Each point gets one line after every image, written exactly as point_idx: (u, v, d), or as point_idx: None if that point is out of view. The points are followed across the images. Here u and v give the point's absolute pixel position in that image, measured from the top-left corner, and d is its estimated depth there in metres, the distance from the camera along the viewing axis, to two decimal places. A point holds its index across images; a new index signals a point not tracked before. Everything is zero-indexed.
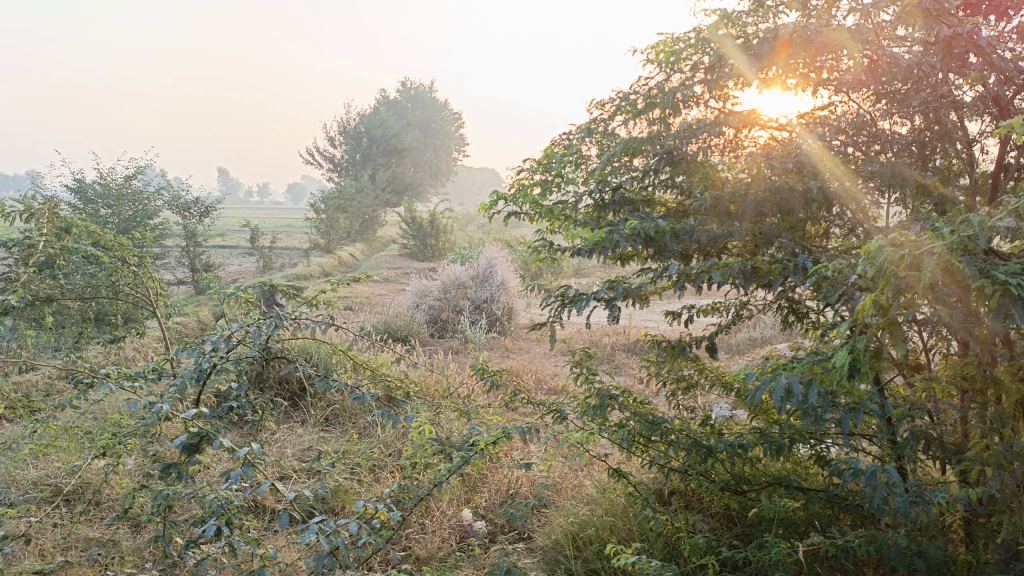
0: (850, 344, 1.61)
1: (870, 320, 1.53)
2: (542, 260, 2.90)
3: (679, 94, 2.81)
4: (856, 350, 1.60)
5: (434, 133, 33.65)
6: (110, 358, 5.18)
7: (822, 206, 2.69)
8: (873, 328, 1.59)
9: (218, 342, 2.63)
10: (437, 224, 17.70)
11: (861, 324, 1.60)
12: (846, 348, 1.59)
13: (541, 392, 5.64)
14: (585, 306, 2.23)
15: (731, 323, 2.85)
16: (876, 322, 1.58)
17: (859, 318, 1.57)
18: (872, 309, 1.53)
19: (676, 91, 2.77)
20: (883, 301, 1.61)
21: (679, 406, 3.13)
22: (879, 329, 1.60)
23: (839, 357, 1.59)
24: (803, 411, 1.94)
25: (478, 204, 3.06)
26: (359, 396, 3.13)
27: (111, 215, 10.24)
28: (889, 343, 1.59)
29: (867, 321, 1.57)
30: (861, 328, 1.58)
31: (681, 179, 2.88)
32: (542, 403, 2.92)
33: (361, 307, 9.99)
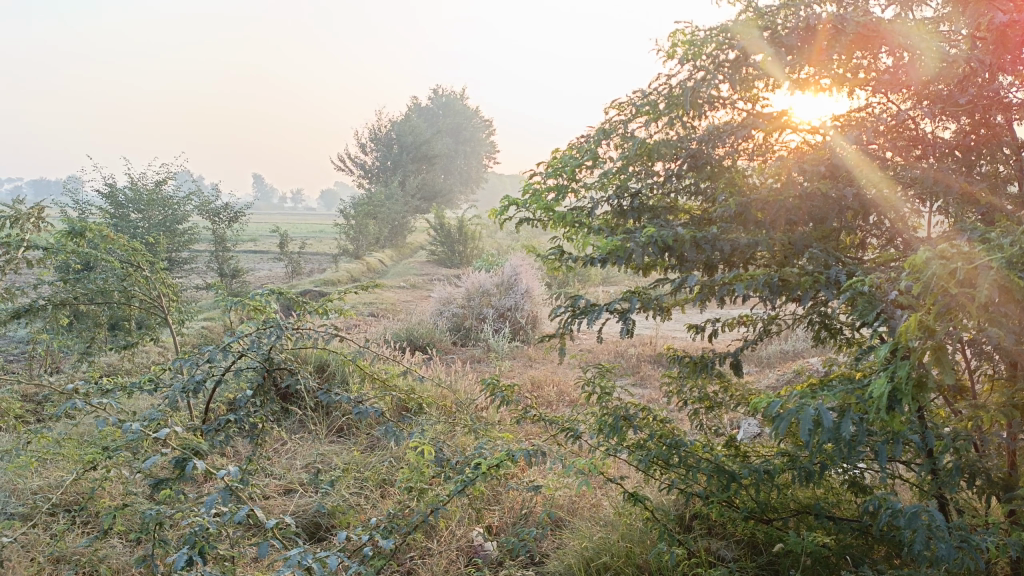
0: (890, 372, 1.44)
1: (914, 344, 1.37)
2: (555, 270, 2.74)
3: (704, 95, 2.64)
4: (897, 378, 1.43)
5: (465, 140, 33.68)
6: (126, 363, 5.12)
7: (857, 216, 2.51)
8: (916, 353, 1.41)
9: (214, 354, 2.52)
10: (466, 231, 17.63)
11: (903, 348, 1.43)
12: (885, 376, 1.43)
13: (563, 404, 5.48)
14: (595, 319, 2.07)
15: (759, 339, 2.67)
16: (921, 346, 1.41)
17: (901, 342, 1.40)
18: (917, 332, 1.36)
19: (702, 91, 2.61)
20: (929, 323, 1.43)
21: (703, 426, 2.95)
22: (924, 355, 1.42)
23: (877, 386, 1.42)
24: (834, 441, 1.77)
25: (490, 210, 2.91)
26: (362, 411, 2.90)
27: (141, 220, 10.28)
28: (935, 371, 1.42)
29: (910, 345, 1.40)
30: (902, 353, 1.41)
31: (705, 185, 2.72)
32: (554, 420, 2.76)
33: (385, 313, 9.92)
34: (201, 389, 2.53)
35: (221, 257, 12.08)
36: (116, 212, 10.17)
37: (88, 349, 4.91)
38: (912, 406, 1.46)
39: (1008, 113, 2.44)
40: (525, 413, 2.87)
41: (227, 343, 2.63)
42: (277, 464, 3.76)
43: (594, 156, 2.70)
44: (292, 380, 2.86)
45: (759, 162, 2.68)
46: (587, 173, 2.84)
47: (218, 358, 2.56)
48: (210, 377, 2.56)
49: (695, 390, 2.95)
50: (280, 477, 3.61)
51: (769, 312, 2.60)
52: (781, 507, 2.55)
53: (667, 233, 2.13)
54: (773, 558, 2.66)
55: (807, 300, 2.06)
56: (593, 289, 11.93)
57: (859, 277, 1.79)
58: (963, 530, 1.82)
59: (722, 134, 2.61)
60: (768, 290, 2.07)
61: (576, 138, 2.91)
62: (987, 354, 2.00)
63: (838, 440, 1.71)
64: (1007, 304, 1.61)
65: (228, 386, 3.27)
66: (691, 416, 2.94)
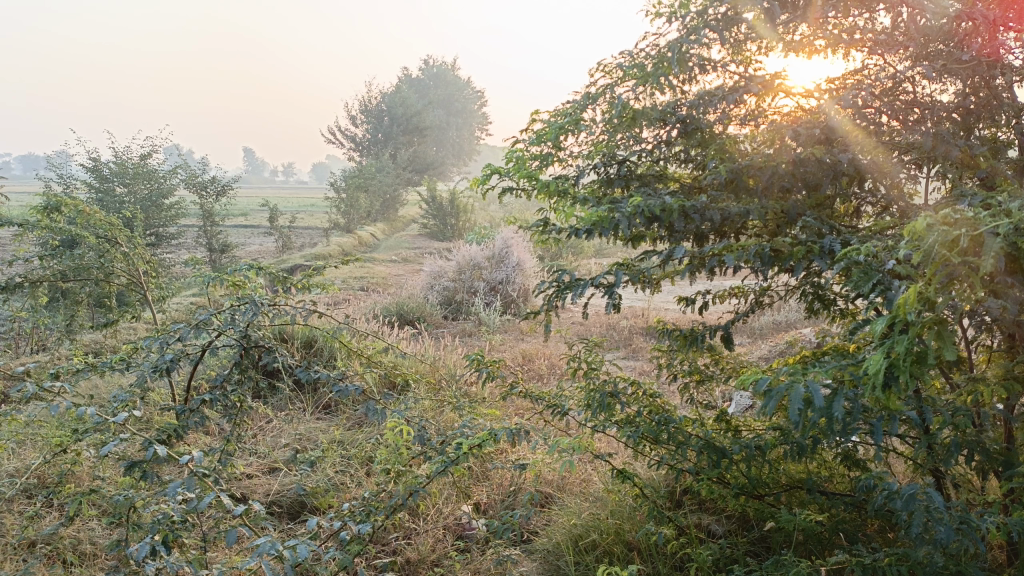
0: (887, 347, 1.35)
1: (914, 318, 1.27)
2: (540, 241, 2.65)
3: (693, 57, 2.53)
4: (894, 354, 1.34)
5: (456, 112, 33.35)
6: (109, 342, 5.02)
7: (851, 182, 2.42)
8: (916, 327, 1.31)
9: (184, 332, 2.44)
10: (457, 203, 17.49)
11: (901, 321, 1.34)
12: (882, 352, 1.33)
13: (554, 378, 5.43)
14: (579, 293, 1.97)
15: (750, 312, 2.59)
16: (920, 319, 1.31)
17: (899, 315, 1.30)
18: (916, 304, 1.26)
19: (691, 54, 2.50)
20: (930, 294, 1.34)
21: (693, 400, 2.89)
22: (924, 329, 1.33)
23: (873, 363, 1.32)
24: (825, 418, 1.69)
25: (472, 180, 2.81)
26: (342, 389, 2.76)
27: (127, 194, 10.10)
28: (935, 345, 1.32)
29: (909, 318, 1.30)
30: (900, 327, 1.31)
31: (695, 152, 2.61)
32: (540, 397, 2.69)
33: (376, 287, 9.84)
34: (172, 368, 2.46)
35: (210, 232, 11.95)
36: (101, 187, 10.02)
37: (70, 327, 4.82)
38: (910, 383, 1.37)
39: (1009, 74, 2.35)
40: (511, 389, 2.80)
41: (198, 321, 2.55)
42: (261, 442, 3.69)
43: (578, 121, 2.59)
44: (269, 357, 2.77)
45: (751, 128, 2.57)
46: (571, 139, 2.73)
47: (190, 336, 2.48)
48: (181, 356, 2.48)
49: (686, 363, 2.88)
50: (264, 455, 3.55)
51: (759, 283, 2.51)
52: (771, 483, 2.48)
53: (654, 202, 2.03)
54: (765, 534, 2.61)
55: (799, 270, 1.96)
56: (586, 262, 11.86)
57: (854, 246, 1.69)
58: (962, 508, 1.75)
59: (713, 99, 2.51)
60: (758, 262, 1.95)
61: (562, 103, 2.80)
62: (987, 325, 1.92)
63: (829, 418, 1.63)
64: (1011, 273, 1.52)
65: (207, 364, 3.18)
66: (681, 390, 2.87)
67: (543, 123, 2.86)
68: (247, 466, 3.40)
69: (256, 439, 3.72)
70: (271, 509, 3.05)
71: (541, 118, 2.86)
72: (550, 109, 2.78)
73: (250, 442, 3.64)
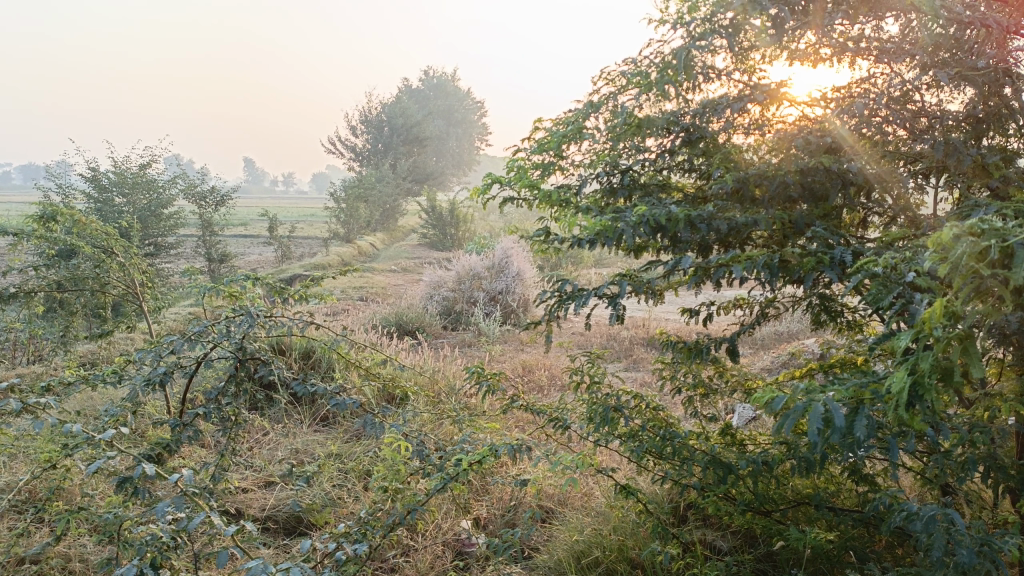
0: (911, 364, 1.29)
1: (940, 333, 1.21)
2: (541, 251, 2.60)
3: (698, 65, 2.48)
4: (919, 370, 1.28)
5: (456, 122, 33.39)
6: (104, 353, 4.96)
7: (861, 192, 2.37)
8: (941, 343, 1.26)
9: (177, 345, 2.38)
10: (457, 213, 17.48)
11: (925, 336, 1.28)
12: (906, 369, 1.27)
13: (555, 390, 5.37)
14: (583, 304, 1.91)
15: (756, 324, 2.53)
16: (945, 335, 1.26)
17: (924, 330, 1.24)
18: (943, 319, 1.20)
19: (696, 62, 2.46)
20: (955, 309, 1.28)
21: (697, 413, 2.83)
22: (949, 344, 1.27)
23: (897, 381, 1.27)
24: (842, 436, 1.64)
25: (472, 189, 2.77)
26: (339, 402, 2.68)
27: (126, 204, 10.06)
28: (960, 362, 1.27)
29: (934, 334, 1.24)
30: (925, 342, 1.26)
31: (700, 161, 2.56)
32: (541, 410, 2.63)
33: (376, 298, 9.78)
34: (166, 381, 2.40)
35: (209, 242, 11.89)
36: (99, 196, 9.97)
37: (64, 337, 4.76)
38: (934, 401, 1.31)
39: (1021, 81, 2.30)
40: (512, 403, 2.74)
41: (192, 333, 2.50)
42: (257, 456, 3.63)
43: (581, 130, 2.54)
44: (265, 370, 2.71)
45: (757, 137, 2.53)
46: (573, 147, 2.68)
47: (184, 348, 2.43)
48: (175, 369, 2.42)
49: (690, 376, 2.82)
50: (259, 469, 3.48)
51: (767, 295, 2.47)
52: (779, 500, 2.42)
53: (660, 211, 1.97)
54: (771, 552, 2.55)
55: (810, 282, 1.91)
56: (586, 272, 11.81)
57: (870, 257, 1.64)
58: (979, 529, 1.70)
59: (718, 107, 2.46)
60: (769, 273, 1.90)
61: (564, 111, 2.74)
62: (1003, 339, 1.86)
63: (847, 437, 1.58)
64: None
65: (202, 376, 3.12)
66: (685, 403, 2.81)
67: (544, 131, 2.81)
68: (242, 480, 3.33)
69: (252, 452, 3.66)
70: (267, 525, 2.99)
71: (542, 126, 2.81)
72: (552, 118, 2.72)
73: (246, 456, 3.58)
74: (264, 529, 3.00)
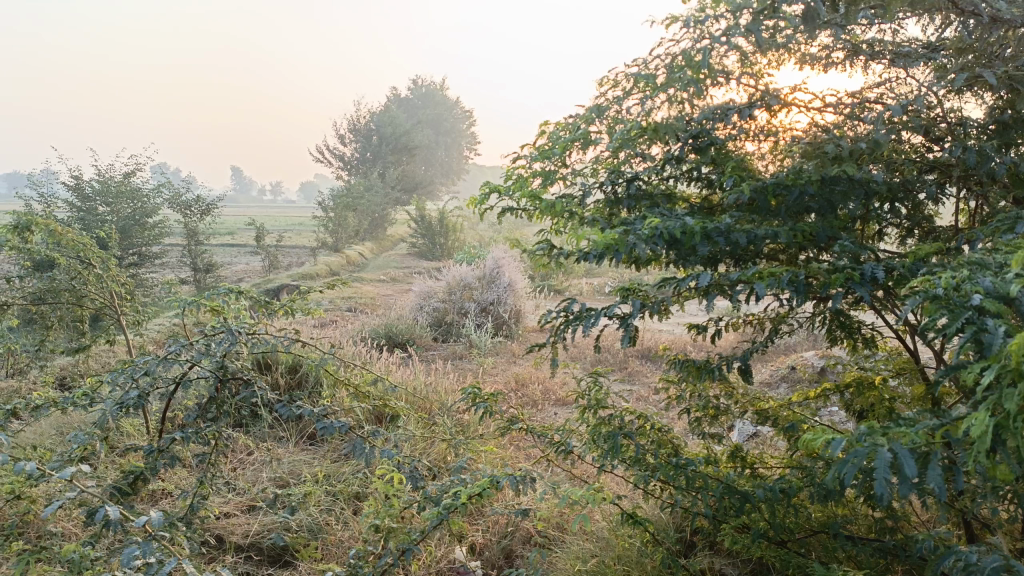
0: (991, 403, 1.12)
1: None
2: (541, 265, 2.45)
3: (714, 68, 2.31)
4: (1000, 412, 1.11)
5: (445, 131, 33.28)
6: (82, 368, 4.76)
7: (883, 202, 2.23)
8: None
9: (151, 367, 2.20)
10: (447, 222, 17.33)
11: (1007, 371, 1.10)
12: (989, 410, 1.10)
13: (549, 405, 5.21)
14: (593, 325, 1.77)
15: (769, 341, 2.39)
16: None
17: (1010, 366, 1.07)
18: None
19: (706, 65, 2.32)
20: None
21: (705, 435, 2.67)
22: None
23: (979, 424, 1.10)
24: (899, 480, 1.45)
25: (468, 199, 2.62)
26: (327, 426, 2.48)
27: (109, 214, 9.84)
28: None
29: (1019, 370, 1.07)
30: (1008, 379, 1.09)
31: (711, 169, 2.41)
32: (542, 434, 2.47)
33: (365, 308, 9.61)
34: (141, 405, 2.22)
35: (195, 252, 11.68)
36: (83, 206, 9.75)
37: (39, 352, 4.56)
38: (1010, 445, 1.14)
39: None
40: (511, 426, 2.58)
41: (167, 353, 2.32)
42: (240, 478, 3.45)
43: (586, 135, 2.38)
44: (247, 392, 2.52)
45: (770, 144, 2.43)
46: (576, 154, 2.53)
47: (160, 370, 2.25)
48: (150, 393, 2.25)
49: (698, 396, 2.67)
50: (242, 492, 3.31)
51: (780, 311, 2.33)
52: (796, 529, 2.26)
53: (676, 224, 1.82)
54: None
55: (839, 298, 1.73)
56: (577, 283, 11.69)
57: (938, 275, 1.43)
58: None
59: (729, 112, 2.31)
60: (796, 292, 1.74)
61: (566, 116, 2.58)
62: None
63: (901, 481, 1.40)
64: None
65: (182, 396, 2.94)
66: (692, 424, 2.66)
67: (544, 137, 2.65)
68: (224, 505, 3.16)
69: (233, 475, 3.48)
70: (249, 555, 2.81)
71: (541, 132, 2.66)
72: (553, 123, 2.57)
73: (228, 479, 3.40)
74: (246, 559, 2.83)
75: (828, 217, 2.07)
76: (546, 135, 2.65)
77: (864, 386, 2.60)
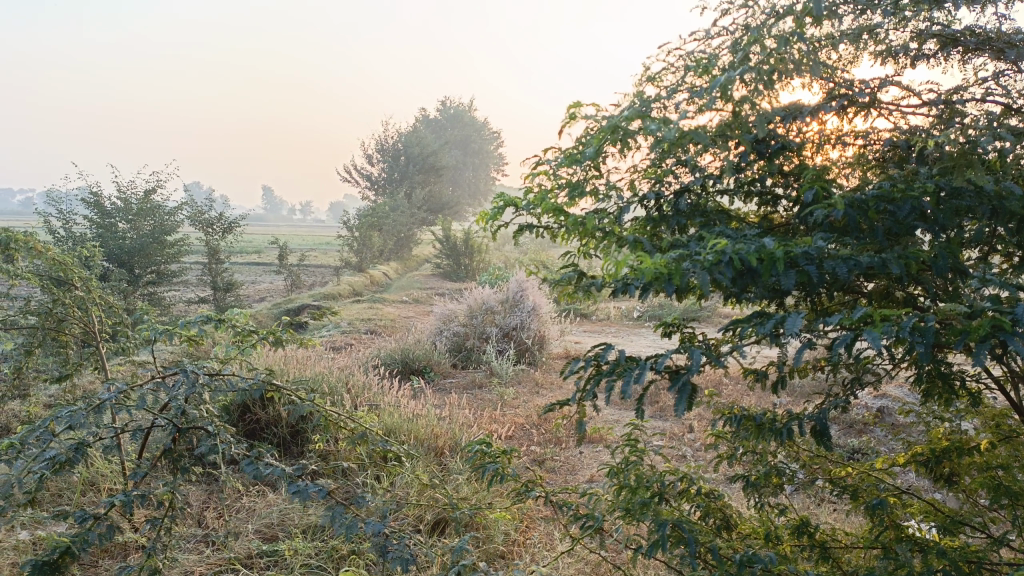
0: None
1: None
2: (567, 296, 2.01)
3: (804, 43, 1.82)
4: None
5: (473, 152, 33.10)
6: (66, 397, 4.35)
7: (1002, 225, 1.77)
8: None
9: (74, 419, 1.77)
10: (472, 243, 16.99)
11: None
12: None
13: (574, 443, 4.75)
14: (637, 384, 1.29)
15: (852, 397, 1.92)
16: None
17: None
18: None
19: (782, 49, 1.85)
20: None
21: (765, 507, 2.20)
22: None
23: None
24: None
25: (478, 213, 2.18)
26: (301, 490, 1.98)
27: (129, 231, 9.53)
28: None
29: None
30: None
31: (779, 182, 1.95)
32: (566, 503, 2.01)
33: (384, 331, 9.21)
34: (75, 459, 1.80)
35: (215, 270, 11.35)
36: (103, 222, 9.44)
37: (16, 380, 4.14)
38: None
39: None
40: (527, 493, 2.12)
41: (100, 401, 1.88)
42: (223, 529, 3.04)
43: (644, 113, 1.86)
44: (208, 444, 2.07)
45: (855, 151, 1.96)
46: (611, 160, 2.07)
47: (87, 421, 1.82)
48: (86, 446, 1.84)
49: (755, 456, 2.20)
50: (220, 549, 2.89)
51: (862, 357, 1.88)
52: None
53: (750, 248, 1.37)
54: None
55: (980, 354, 1.27)
56: (602, 308, 11.23)
57: None
58: None
59: (805, 112, 1.87)
60: (918, 341, 1.29)
61: (597, 105, 2.07)
62: None
63: None
64: None
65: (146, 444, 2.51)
66: (749, 492, 2.18)
67: (570, 126, 2.11)
68: (197, 565, 2.74)
69: (212, 527, 3.07)
70: None
71: (562, 128, 2.16)
72: (577, 113, 2.07)
73: (207, 533, 2.99)
74: None
75: (940, 242, 1.62)
76: (573, 121, 2.09)
77: (959, 449, 2.13)
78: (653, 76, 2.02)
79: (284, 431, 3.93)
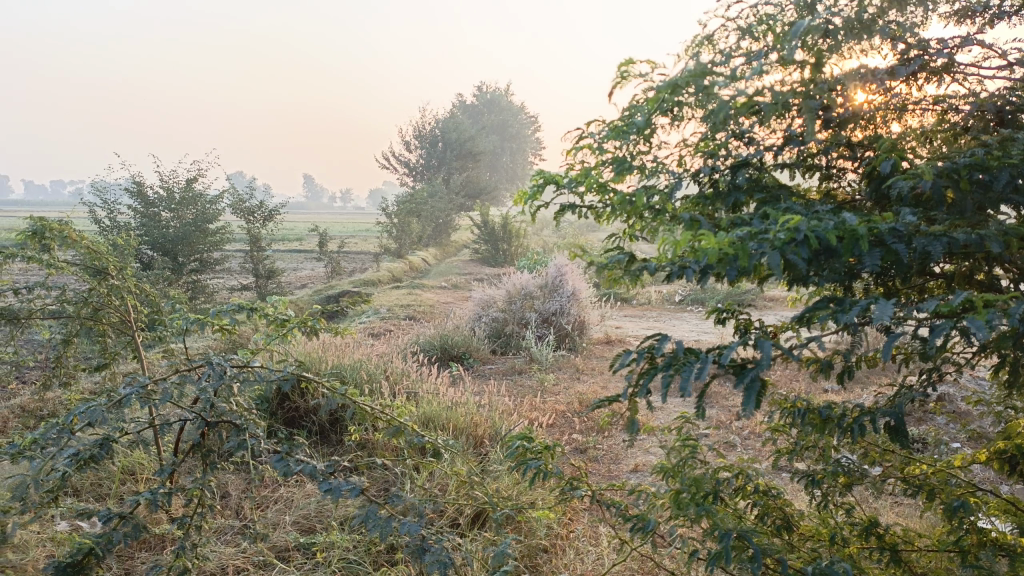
0: None
1: None
2: (613, 281, 1.86)
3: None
4: None
5: (511, 136, 32.90)
6: (105, 387, 4.33)
7: None
8: None
9: (94, 415, 1.71)
10: (511, 228, 16.86)
11: None
12: None
13: (617, 432, 4.60)
14: (698, 380, 1.14)
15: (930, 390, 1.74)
16: None
17: None
18: None
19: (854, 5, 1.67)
20: None
21: (830, 507, 2.03)
22: None
23: None
24: None
25: (517, 192, 2.04)
26: (332, 488, 1.87)
27: (172, 220, 9.59)
28: None
29: None
30: None
31: (846, 153, 1.78)
32: (614, 504, 1.87)
33: (423, 318, 9.13)
34: (99, 456, 1.73)
35: (255, 258, 11.40)
36: (146, 211, 9.52)
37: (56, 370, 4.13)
38: None
39: None
40: (573, 491, 1.98)
41: (120, 397, 1.82)
42: (260, 522, 2.97)
43: (700, 77, 1.69)
44: (235, 441, 1.99)
45: (931, 119, 1.78)
46: (662, 133, 1.91)
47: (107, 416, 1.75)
48: (109, 442, 1.77)
49: (817, 452, 2.04)
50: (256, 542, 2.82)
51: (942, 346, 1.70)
52: None
53: (828, 225, 1.21)
54: None
55: None
56: (643, 292, 11.03)
57: None
58: None
59: (878, 75, 1.69)
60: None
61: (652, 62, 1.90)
62: None
63: None
64: None
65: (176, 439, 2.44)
66: (812, 491, 2.02)
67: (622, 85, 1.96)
68: (232, 560, 2.67)
69: (249, 520, 3.01)
70: None
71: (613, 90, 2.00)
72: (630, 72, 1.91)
73: (244, 526, 2.93)
74: None
75: None
76: (626, 80, 1.95)
77: None
78: (707, 39, 1.85)
79: (321, 419, 3.86)
